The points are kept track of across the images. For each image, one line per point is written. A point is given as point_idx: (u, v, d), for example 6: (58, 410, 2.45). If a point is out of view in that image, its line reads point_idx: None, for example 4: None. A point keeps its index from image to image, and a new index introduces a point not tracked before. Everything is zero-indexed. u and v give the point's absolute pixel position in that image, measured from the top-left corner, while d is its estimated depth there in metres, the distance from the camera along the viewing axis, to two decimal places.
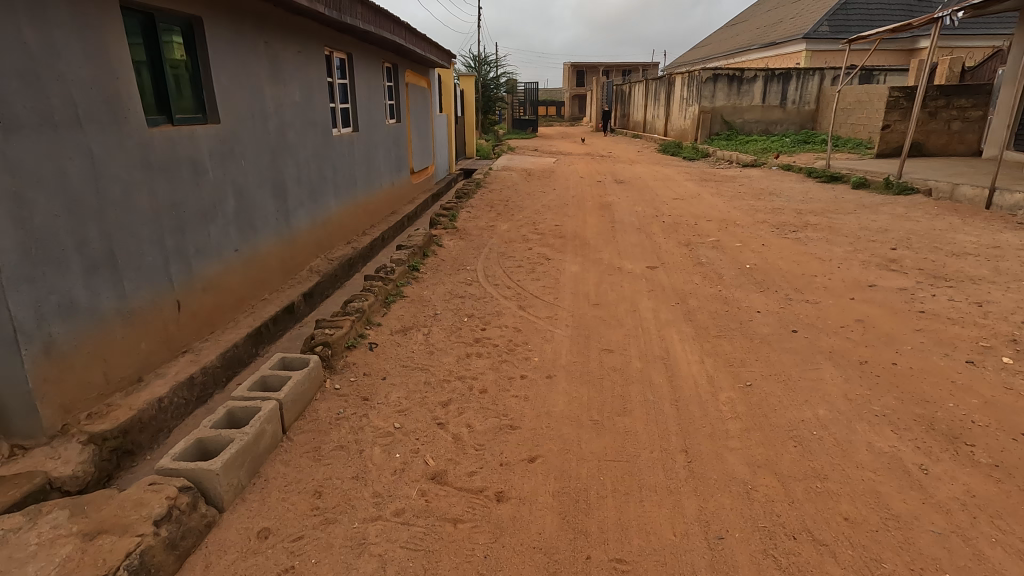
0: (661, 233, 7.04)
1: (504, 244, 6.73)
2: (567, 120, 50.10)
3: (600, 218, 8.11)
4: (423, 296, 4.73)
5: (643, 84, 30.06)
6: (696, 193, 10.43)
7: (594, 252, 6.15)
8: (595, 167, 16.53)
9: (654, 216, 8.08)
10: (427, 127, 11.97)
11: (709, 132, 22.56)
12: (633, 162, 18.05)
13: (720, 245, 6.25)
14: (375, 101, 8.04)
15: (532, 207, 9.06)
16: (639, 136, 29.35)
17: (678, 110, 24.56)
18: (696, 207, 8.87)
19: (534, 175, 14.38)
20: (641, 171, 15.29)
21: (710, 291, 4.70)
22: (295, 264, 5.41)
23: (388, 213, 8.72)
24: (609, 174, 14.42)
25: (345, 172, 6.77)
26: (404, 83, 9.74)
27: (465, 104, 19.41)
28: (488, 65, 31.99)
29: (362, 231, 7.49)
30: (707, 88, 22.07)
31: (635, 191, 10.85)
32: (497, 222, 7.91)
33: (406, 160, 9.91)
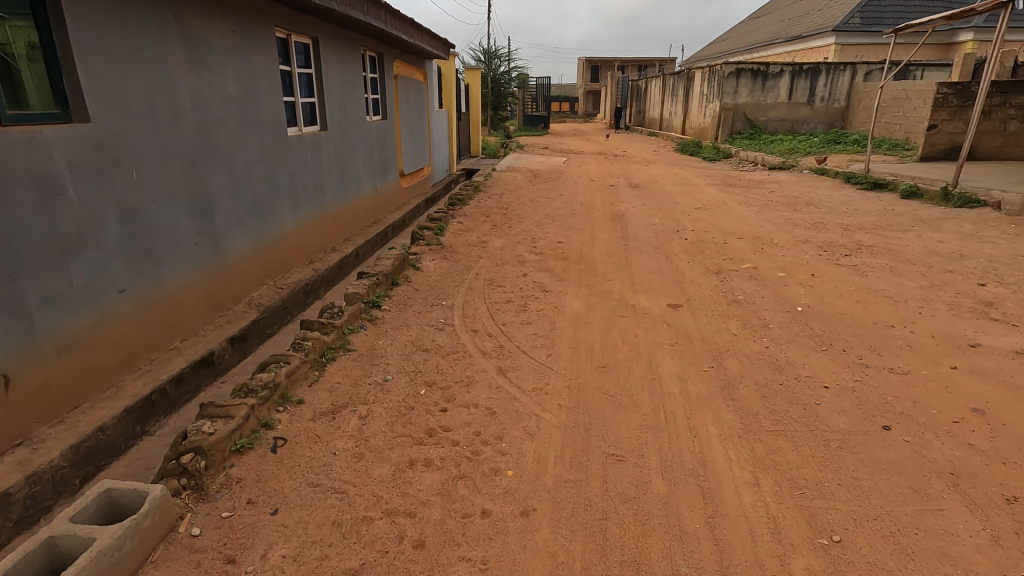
0: (683, 254, 5.91)
1: (495, 267, 5.63)
2: (581, 116, 48.81)
3: (611, 233, 6.98)
4: (375, 348, 3.64)
5: (660, 79, 28.72)
6: (722, 201, 9.24)
7: (602, 281, 5.04)
8: (607, 168, 15.35)
9: (675, 232, 6.94)
10: (421, 125, 10.89)
11: (731, 130, 21.21)
12: (649, 163, 16.84)
13: (756, 273, 5.10)
14: (352, 95, 6.93)
15: (534, 217, 7.95)
16: (656, 134, 28.05)
17: (697, 107, 23.25)
18: (722, 219, 7.71)
19: (541, 177, 13.26)
20: (658, 173, 14.09)
21: (754, 349, 3.56)
22: (227, 298, 4.34)
23: (368, 223, 7.64)
24: (623, 177, 13.25)
25: (307, 180, 5.68)
26: (391, 75, 8.65)
27: (469, 100, 18.27)
28: (498, 59, 30.82)
29: (332, 247, 6.40)
30: (729, 84, 20.72)
31: (651, 199, 9.69)
32: (491, 237, 6.81)
33: (393, 162, 8.82)
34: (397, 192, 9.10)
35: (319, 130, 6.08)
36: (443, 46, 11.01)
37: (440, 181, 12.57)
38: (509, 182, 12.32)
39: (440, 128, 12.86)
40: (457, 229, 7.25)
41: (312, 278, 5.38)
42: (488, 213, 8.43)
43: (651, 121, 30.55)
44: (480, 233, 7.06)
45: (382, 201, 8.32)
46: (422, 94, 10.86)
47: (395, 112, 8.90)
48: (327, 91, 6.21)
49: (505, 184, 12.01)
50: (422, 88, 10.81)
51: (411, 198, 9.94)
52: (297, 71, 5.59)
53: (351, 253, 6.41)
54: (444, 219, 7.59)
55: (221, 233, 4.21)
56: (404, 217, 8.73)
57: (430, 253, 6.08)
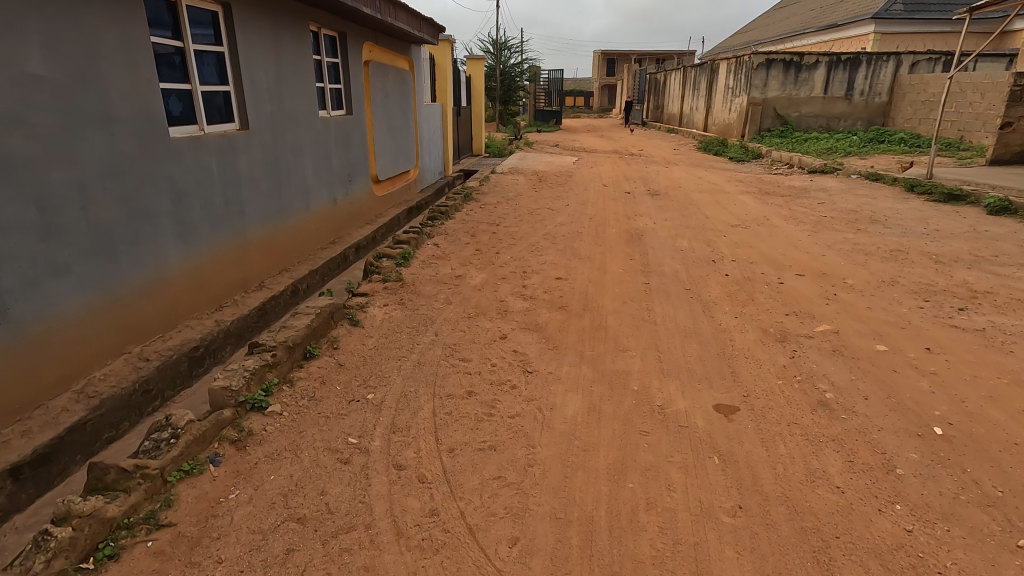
0: (726, 303, 4.32)
1: (465, 320, 4.08)
2: (594, 111, 47.03)
3: (627, 263, 5.39)
4: (213, 517, 2.10)
5: (681, 71, 26.88)
6: (762, 215, 7.59)
7: (613, 353, 3.47)
8: (622, 170, 13.71)
9: (710, 264, 5.34)
10: (406, 121, 9.36)
11: (759, 127, 19.37)
12: (669, 164, 15.15)
13: (839, 342, 3.49)
14: (293, 84, 5.39)
15: (531, 238, 6.39)
16: (675, 130, 26.27)
17: (721, 101, 21.43)
18: (768, 243, 6.09)
19: (547, 180, 11.65)
20: (680, 176, 12.44)
21: (886, 537, 1.97)
22: (37, 389, 2.84)
23: (319, 245, 6.12)
24: (641, 181, 11.60)
25: (208, 197, 4.16)
26: (358, 60, 7.11)
27: (471, 94, 16.68)
28: (508, 50, 29.18)
29: (257, 283, 4.89)
30: (759, 76, 18.89)
31: (675, 211, 8.07)
32: (469, 268, 5.25)
33: (361, 168, 7.30)
34: (366, 203, 7.56)
35: (236, 129, 4.56)
36: (432, 30, 9.44)
37: (431, 185, 11.02)
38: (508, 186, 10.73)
39: (432, 124, 11.30)
40: (429, 255, 5.70)
41: (205, 337, 3.86)
42: (476, 229, 6.87)
43: (669, 116, 28.75)
44: (457, 261, 5.50)
45: (344, 215, 6.79)
46: (408, 86, 9.33)
47: (364, 106, 7.38)
48: (251, 78, 4.68)
49: (505, 188, 10.44)
50: (407, 79, 9.27)
51: (387, 208, 8.41)
52: (195, 48, 4.07)
53: (281, 292, 4.88)
54: (417, 238, 6.04)
55: (18, 292, 2.71)
56: (373, 234, 7.21)
57: (382, 297, 4.54)
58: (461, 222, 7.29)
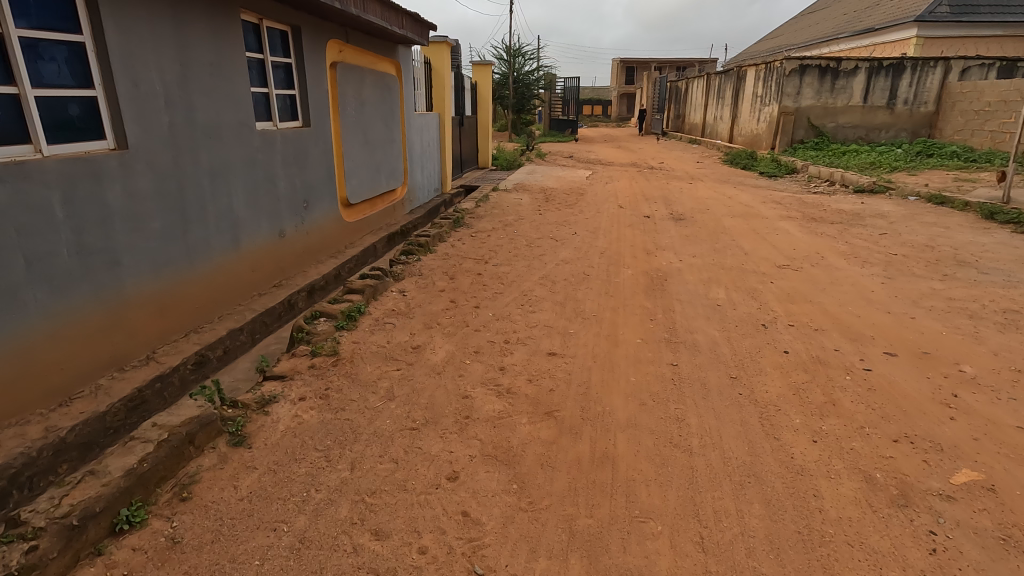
0: (791, 408, 2.94)
1: (405, 434, 2.77)
2: (613, 120, 45.75)
3: (645, 328, 4.04)
4: None
5: (704, 79, 25.46)
6: (815, 251, 6.19)
7: (624, 526, 2.12)
8: (640, 186, 12.33)
9: (758, 332, 3.96)
10: (391, 134, 8.14)
11: (791, 139, 17.86)
12: (693, 179, 13.75)
13: (1002, 516, 2.10)
14: (209, 89, 4.15)
15: (524, 283, 5.07)
16: (698, 142, 24.84)
17: (749, 110, 19.95)
18: (831, 296, 4.69)
19: (556, 198, 10.33)
20: (707, 194, 11.05)
21: None
22: None
23: (254, 291, 4.86)
24: (662, 200, 10.22)
25: (44, 248, 2.92)
26: (321, 63, 5.91)
27: (477, 102, 15.47)
28: (522, 57, 28.08)
29: (144, 354, 3.64)
30: (792, 84, 17.40)
31: (705, 243, 6.70)
32: (433, 334, 3.94)
33: (323, 193, 6.07)
34: (330, 233, 6.32)
35: (109, 149, 3.34)
36: (421, 30, 8.24)
37: (423, 206, 9.77)
38: (508, 204, 9.42)
39: (426, 136, 10.06)
40: (386, 310, 4.41)
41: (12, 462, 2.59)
42: (457, 268, 5.56)
43: (692, 126, 27.31)
44: (421, 320, 4.19)
45: (295, 251, 5.54)
46: (393, 94, 8.13)
47: (330, 117, 6.16)
48: (134, 80, 3.46)
49: (505, 207, 9.12)
50: (392, 86, 8.07)
51: (360, 237, 7.15)
52: (27, 36, 2.87)
53: (174, 368, 3.62)
54: (378, 283, 4.72)
55: None
56: (334, 271, 5.95)
57: (299, 387, 3.25)
58: (442, 257, 5.99)
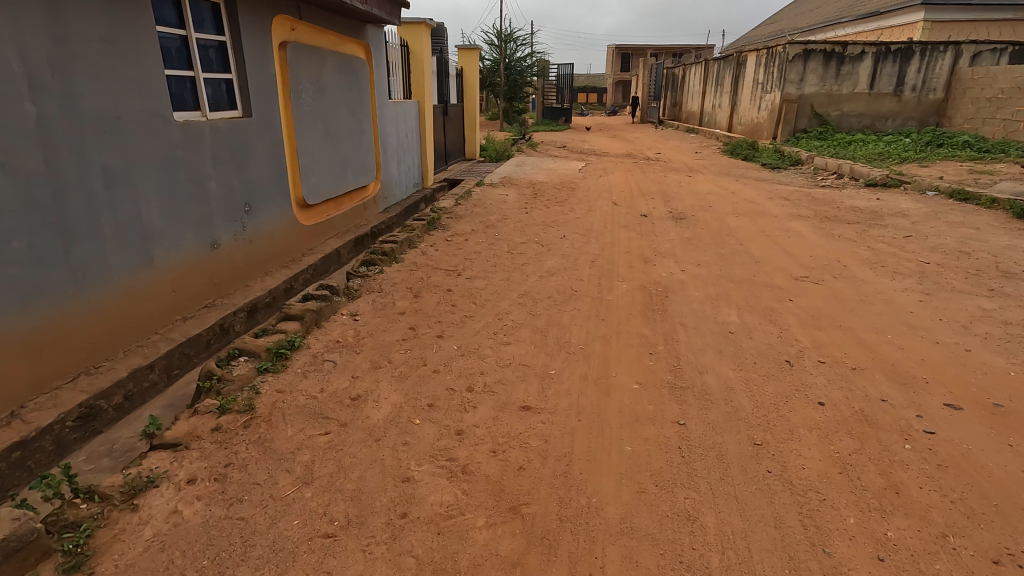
0: (839, 498, 2.20)
1: (315, 548, 2.00)
2: (608, 109, 44.79)
3: (643, 368, 3.28)
4: None
5: (702, 66, 24.58)
6: (834, 259, 5.45)
7: None
8: (636, 180, 11.54)
9: (782, 372, 3.21)
10: (359, 125, 7.31)
11: (794, 128, 17.08)
12: (692, 172, 12.99)
13: None
14: (100, 70, 3.33)
15: (499, 303, 4.30)
16: (695, 131, 24.02)
17: (749, 98, 19.13)
18: (862, 320, 3.95)
19: (545, 194, 9.53)
20: (708, 189, 10.30)
21: None
22: None
23: (176, 316, 4.07)
24: (660, 196, 9.44)
25: None
26: (265, 43, 5.08)
27: (463, 90, 14.57)
28: (514, 43, 27.08)
29: (5, 412, 2.84)
30: (795, 70, 16.55)
31: (709, 248, 5.94)
32: (380, 377, 3.17)
33: (270, 194, 5.26)
34: (281, 240, 5.51)
35: None
36: (392, 8, 7.40)
37: (399, 203, 8.95)
38: (491, 200, 8.61)
39: (403, 126, 9.22)
40: (329, 342, 3.63)
41: None
42: (424, 283, 4.78)
43: (689, 115, 26.48)
44: (368, 357, 3.42)
45: (233, 264, 4.74)
46: (361, 80, 7.30)
47: (279, 106, 5.34)
48: None
49: (488, 204, 8.31)
50: (360, 71, 7.24)
51: (320, 242, 6.34)
52: None
53: (45, 427, 2.84)
54: (322, 306, 3.93)
55: None
56: (283, 285, 5.16)
57: (191, 463, 2.49)
58: (409, 267, 5.20)
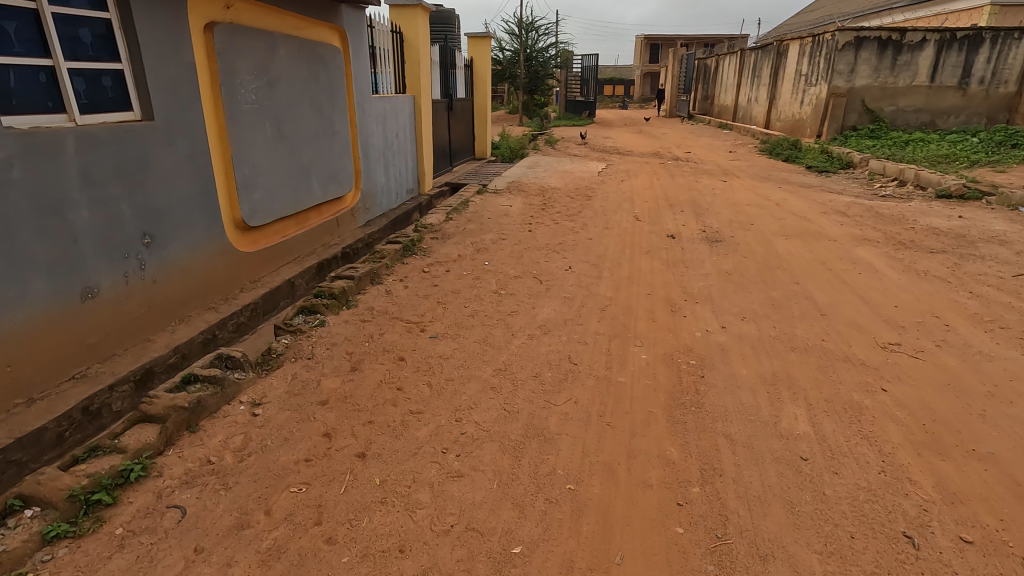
0: None
1: None
2: (634, 101, 42.99)
3: (666, 545, 2.01)
4: None
5: (737, 56, 22.82)
6: (929, 312, 4.07)
7: None
8: (662, 185, 10.14)
9: (903, 567, 1.91)
10: (329, 125, 6.14)
11: (842, 124, 15.34)
12: (727, 176, 11.52)
13: None
14: None
15: (464, 387, 3.06)
16: (728, 126, 22.31)
17: (790, 91, 17.40)
18: (1005, 438, 2.61)
19: (555, 204, 8.22)
20: (746, 199, 8.87)
21: None
22: None
23: (14, 399, 2.93)
24: (690, 208, 8.05)
25: None
26: (180, 23, 3.91)
27: (472, 82, 13.28)
28: (535, 32, 25.65)
29: None
30: (845, 60, 14.80)
31: (756, 290, 4.60)
32: (237, 553, 1.97)
33: (186, 219, 4.10)
34: (207, 276, 4.37)
35: None
36: None
37: (385, 215, 7.75)
38: (490, 213, 7.34)
39: (392, 124, 8.02)
40: (195, 463, 2.45)
41: None
42: (371, 345, 3.56)
43: (721, 109, 24.74)
44: (235, 502, 2.22)
45: (122, 315, 3.59)
46: (332, 72, 6.12)
47: (202, 104, 4.18)
48: None
49: (484, 218, 7.04)
50: (330, 60, 6.05)
51: (267, 271, 5.18)
52: None
53: None
54: (202, 396, 2.75)
55: None
56: (199, 338, 4.01)
57: None
58: (360, 317, 3.99)
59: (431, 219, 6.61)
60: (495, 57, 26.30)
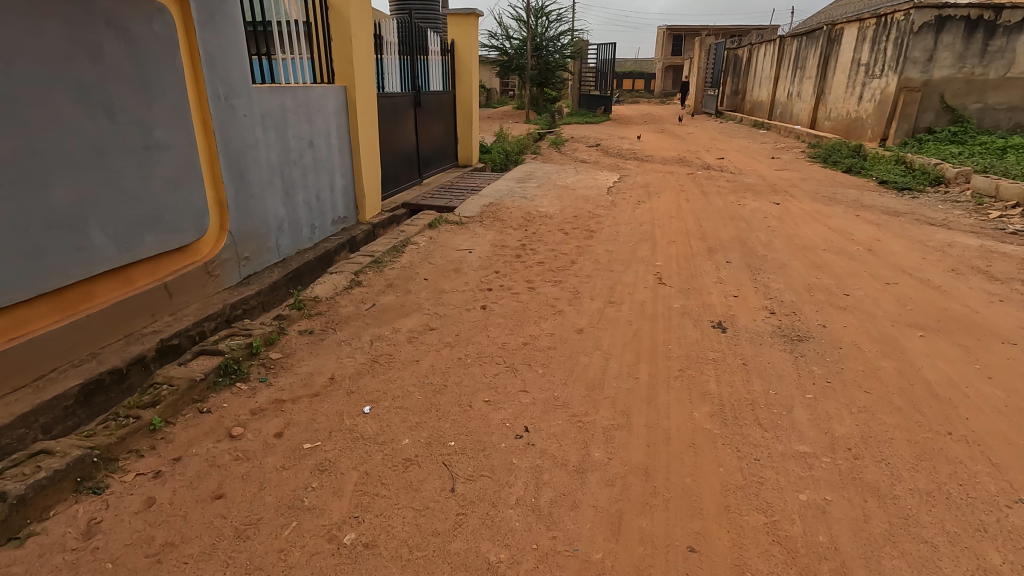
0: None
1: None
2: (655, 97, 40.06)
3: None
4: None
5: (775, 44, 19.94)
6: None
7: None
8: (694, 210, 7.50)
9: None
10: (136, 136, 3.62)
11: (915, 126, 12.41)
12: (778, 195, 8.82)
13: None
14: None
15: None
16: (763, 126, 19.44)
17: (845, 84, 14.50)
18: None
19: (538, 247, 5.63)
20: (817, 236, 6.21)
21: None
22: None
23: None
24: (739, 256, 5.42)
25: None
26: None
27: (453, 72, 10.69)
28: (545, 18, 22.92)
29: None
30: (921, 45, 11.88)
31: (938, 539, 2.00)
32: None
33: None
34: None
35: None
36: None
37: (279, 265, 5.21)
38: (429, 268, 4.76)
39: (301, 128, 5.49)
40: None
41: None
42: None
43: (754, 105, 21.89)
44: None
45: None
46: (139, 45, 3.58)
47: None
48: None
49: (416, 280, 4.48)
50: (131, 23, 3.51)
51: None
52: None
53: None
54: None
55: None
56: None
57: None
58: None
59: (319, 289, 4.01)
60: (500, 46, 23.57)
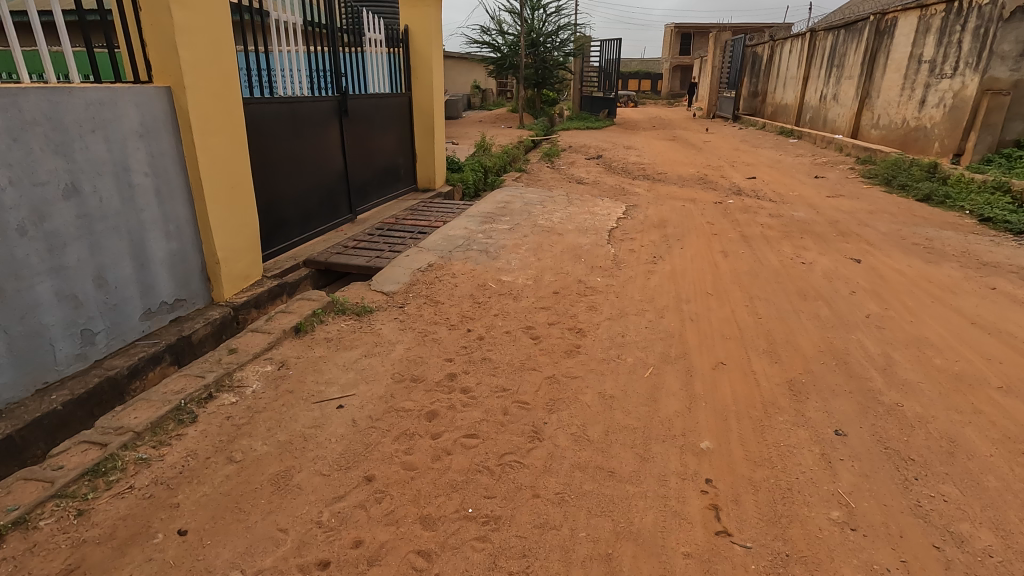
0: None
1: None
2: (663, 99, 37.51)
3: None
4: None
5: (804, 39, 17.39)
6: None
7: None
8: (738, 276, 4.97)
9: None
10: None
11: (999, 139, 9.82)
12: (848, 241, 6.28)
13: None
14: None
15: None
16: (790, 134, 16.88)
17: (901, 85, 11.92)
18: None
19: (479, 382, 3.10)
20: (963, 343, 3.67)
21: None
22: None
23: None
24: (853, 411, 2.88)
25: None
26: None
27: (405, 68, 8.16)
28: (542, 12, 20.38)
29: None
30: (1013, 36, 9.30)
31: None
32: None
33: None
34: None
35: None
36: None
37: None
38: (214, 487, 2.21)
39: (35, 164, 2.99)
40: None
41: None
42: None
43: (777, 110, 19.32)
44: None
45: None
46: None
47: None
48: None
49: (148, 542, 1.93)
50: None
51: None
52: None
53: None
54: None
55: None
56: None
57: None
58: None
59: None
60: (493, 42, 21.05)
